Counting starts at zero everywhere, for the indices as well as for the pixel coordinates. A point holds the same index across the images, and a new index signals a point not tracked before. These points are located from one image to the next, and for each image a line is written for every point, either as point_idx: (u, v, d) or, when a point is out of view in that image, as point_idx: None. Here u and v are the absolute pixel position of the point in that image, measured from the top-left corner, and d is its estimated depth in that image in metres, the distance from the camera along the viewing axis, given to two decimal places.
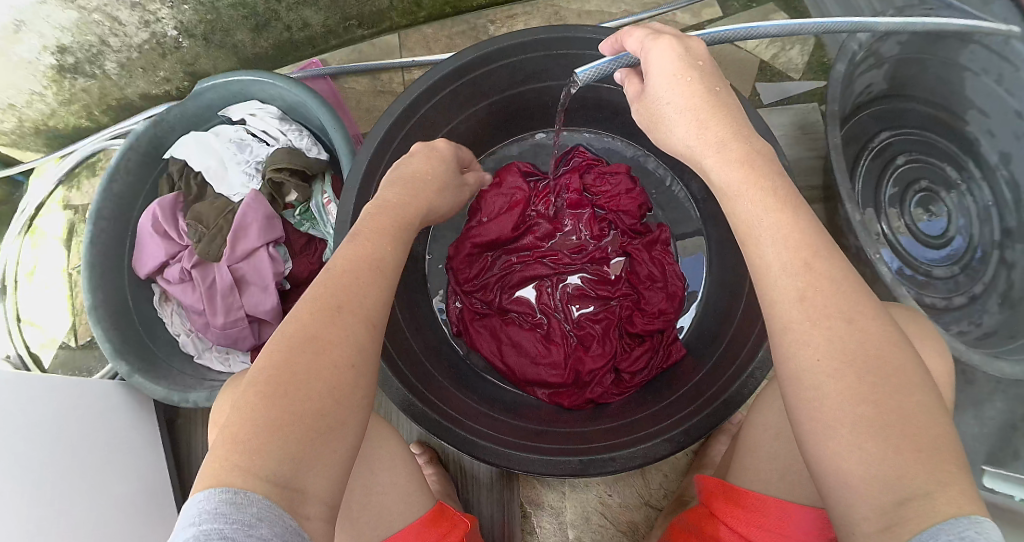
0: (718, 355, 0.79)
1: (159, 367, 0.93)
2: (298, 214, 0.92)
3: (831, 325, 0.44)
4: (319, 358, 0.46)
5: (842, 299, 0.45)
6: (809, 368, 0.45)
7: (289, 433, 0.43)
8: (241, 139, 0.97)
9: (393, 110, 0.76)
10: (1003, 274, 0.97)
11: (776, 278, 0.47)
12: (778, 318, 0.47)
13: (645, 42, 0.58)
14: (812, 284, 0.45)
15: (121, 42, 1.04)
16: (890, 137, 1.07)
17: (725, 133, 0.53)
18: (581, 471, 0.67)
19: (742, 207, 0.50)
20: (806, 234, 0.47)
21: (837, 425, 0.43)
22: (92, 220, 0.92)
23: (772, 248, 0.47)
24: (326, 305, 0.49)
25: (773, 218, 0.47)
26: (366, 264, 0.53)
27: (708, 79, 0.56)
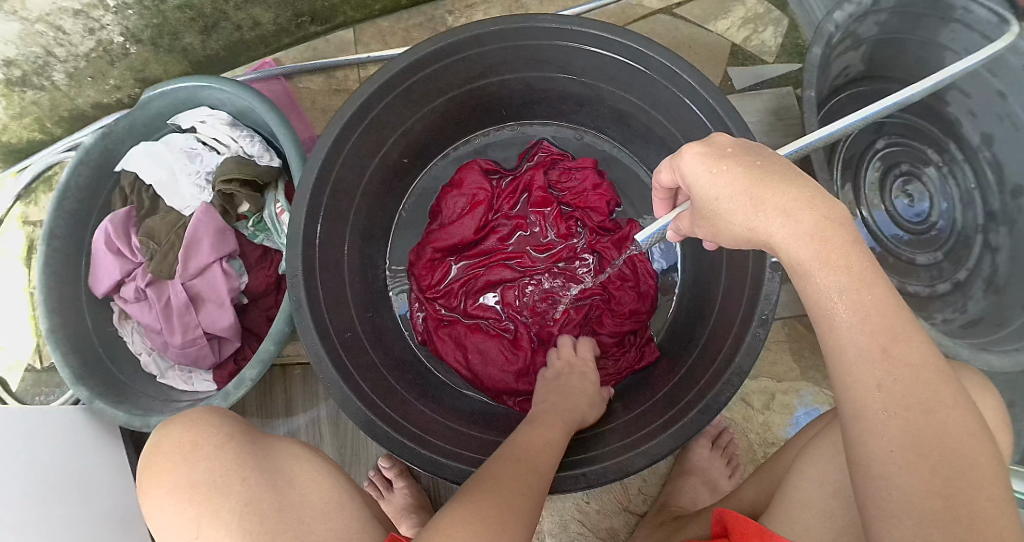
0: (692, 358, 0.76)
1: (121, 390, 0.90)
2: (251, 226, 0.87)
3: (908, 417, 0.45)
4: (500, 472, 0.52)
5: (922, 387, 0.45)
6: (881, 458, 0.45)
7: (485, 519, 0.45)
8: (191, 148, 0.93)
9: (344, 113, 0.72)
10: (987, 259, 0.96)
11: (852, 363, 0.46)
12: (854, 401, 0.47)
13: (672, 164, 0.58)
14: (891, 374, 0.45)
15: (67, 52, 0.99)
16: (871, 120, 1.02)
17: (788, 199, 0.50)
18: (552, 490, 0.65)
19: (812, 271, 0.48)
20: (879, 308, 0.46)
21: (902, 515, 0.43)
22: (46, 240, 0.89)
23: (847, 330, 0.47)
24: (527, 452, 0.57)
25: (847, 295, 0.46)
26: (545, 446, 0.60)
27: (744, 160, 0.53)
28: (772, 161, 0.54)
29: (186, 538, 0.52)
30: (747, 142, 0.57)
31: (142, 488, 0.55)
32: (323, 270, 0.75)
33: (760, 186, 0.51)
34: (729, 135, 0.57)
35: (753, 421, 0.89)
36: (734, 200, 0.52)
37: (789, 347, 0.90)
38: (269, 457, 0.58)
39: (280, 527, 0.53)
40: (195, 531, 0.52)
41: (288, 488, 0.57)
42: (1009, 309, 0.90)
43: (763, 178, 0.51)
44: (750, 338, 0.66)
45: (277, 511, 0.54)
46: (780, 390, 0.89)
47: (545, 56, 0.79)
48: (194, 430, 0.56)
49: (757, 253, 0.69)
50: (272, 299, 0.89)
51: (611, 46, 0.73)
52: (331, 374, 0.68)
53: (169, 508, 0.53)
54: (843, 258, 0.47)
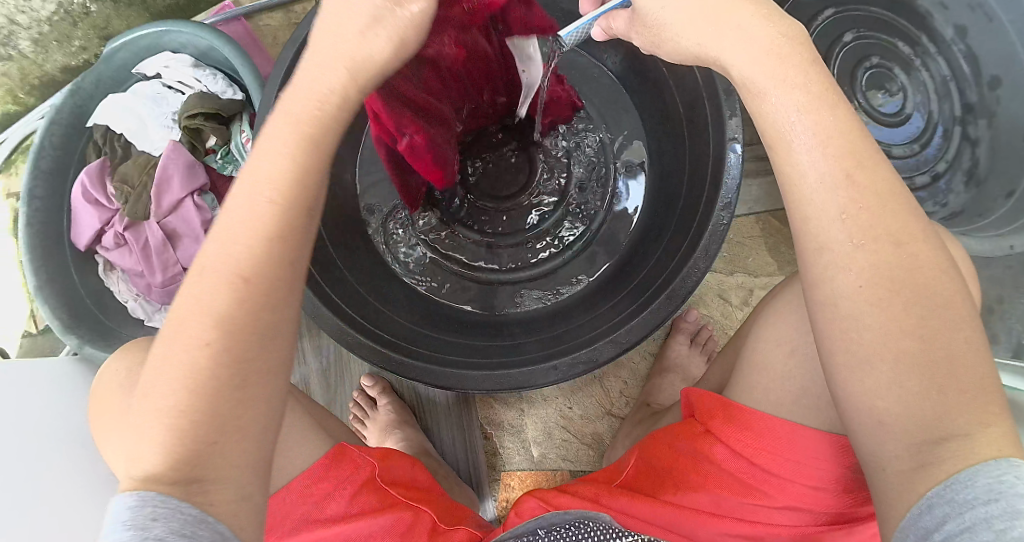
0: (659, 253, 0.76)
1: (114, 338, 0.92)
2: (220, 158, 0.88)
3: (876, 245, 0.46)
4: (176, 333, 0.42)
5: (890, 217, 0.47)
6: (848, 296, 0.47)
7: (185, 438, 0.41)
8: (158, 92, 0.94)
9: (297, 34, 0.72)
10: (967, 152, 0.95)
11: (813, 194, 0.48)
12: (817, 238, 0.48)
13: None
14: (855, 198, 0.47)
15: (29, 18, 1.04)
16: (835, 15, 1.00)
17: (748, 16, 0.49)
18: (525, 383, 0.67)
19: (770, 94, 0.48)
20: (848, 135, 0.47)
21: (876, 354, 0.46)
22: (25, 200, 0.91)
23: (808, 161, 0.47)
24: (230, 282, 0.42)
25: (807, 118, 0.47)
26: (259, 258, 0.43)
27: None
28: None
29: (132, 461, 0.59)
30: None
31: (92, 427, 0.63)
32: None
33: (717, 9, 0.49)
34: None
35: (732, 317, 0.91)
36: (684, 12, 0.51)
37: (764, 243, 0.91)
38: None
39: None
40: None
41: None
42: (992, 198, 0.91)
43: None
44: (714, 221, 0.67)
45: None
46: (757, 285, 0.90)
47: None
48: (126, 361, 0.63)
49: (717, 135, 0.70)
50: None
51: None
52: (303, 287, 0.69)
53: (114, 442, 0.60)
54: (799, 72, 0.47)
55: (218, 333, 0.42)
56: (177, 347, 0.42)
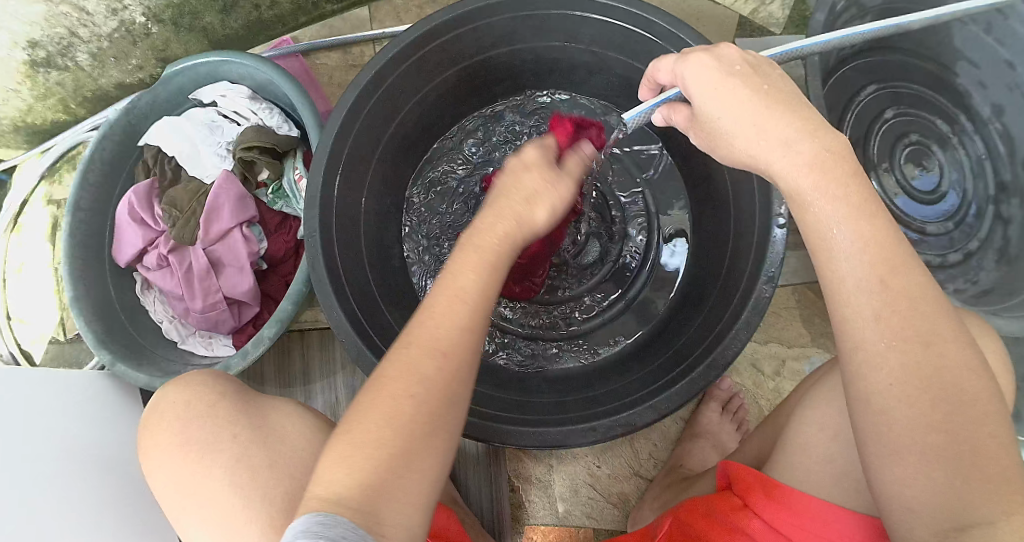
0: (699, 320, 0.77)
1: (145, 354, 0.92)
2: (270, 193, 0.90)
3: (908, 350, 0.47)
4: (380, 396, 0.45)
5: (920, 319, 0.48)
6: (880, 391, 0.48)
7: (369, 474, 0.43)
8: (212, 120, 0.96)
9: (360, 79, 0.74)
10: (998, 230, 0.95)
11: (851, 295, 0.49)
12: (851, 337, 0.49)
13: (677, 67, 0.59)
14: (887, 303, 0.48)
15: (90, 33, 1.04)
16: (876, 92, 1.01)
17: (792, 129, 0.52)
18: (563, 441, 0.66)
19: (812, 203, 0.51)
20: (879, 241, 0.49)
21: (905, 449, 0.47)
22: (70, 212, 0.92)
23: (847, 264, 0.49)
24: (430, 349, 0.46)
25: (849, 227, 0.49)
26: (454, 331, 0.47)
27: (752, 81, 0.55)
28: (793, 110, 0.53)
29: (185, 489, 0.57)
30: (753, 56, 0.58)
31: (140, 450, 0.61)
32: (338, 230, 0.76)
33: (763, 113, 0.53)
34: (735, 49, 0.59)
35: (763, 387, 0.92)
36: (736, 120, 0.54)
37: (799, 314, 0.92)
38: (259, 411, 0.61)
39: (272, 482, 0.57)
40: (194, 483, 0.57)
41: (278, 445, 0.59)
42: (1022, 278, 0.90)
43: (770, 102, 0.53)
44: (756, 294, 0.67)
45: (267, 466, 0.57)
46: (789, 355, 0.91)
47: (554, 26, 0.81)
48: (185, 392, 0.61)
49: (764, 214, 0.70)
50: (290, 265, 0.93)
51: (611, 11, 0.76)
52: (349, 330, 0.69)
53: (168, 461, 0.58)
54: (841, 185, 0.50)
55: (434, 394, 0.45)
56: (400, 402, 0.45)
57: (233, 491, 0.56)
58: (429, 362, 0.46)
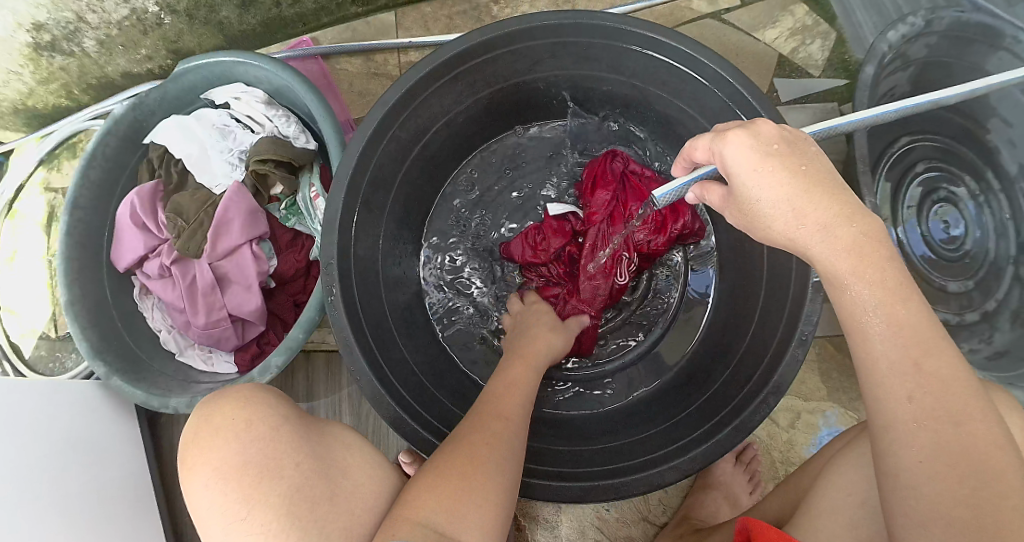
0: (730, 372, 0.74)
1: (140, 367, 0.87)
2: (283, 208, 0.89)
3: (937, 429, 0.42)
4: (460, 447, 0.52)
5: (953, 398, 0.42)
6: (909, 471, 0.42)
7: (458, 485, 0.48)
8: (224, 125, 0.91)
9: (388, 99, 0.70)
10: (1016, 291, 0.88)
11: (884, 376, 0.44)
12: (881, 413, 0.45)
13: (714, 146, 0.50)
14: (921, 385, 0.43)
15: (99, 19, 0.98)
16: (909, 143, 0.97)
17: (829, 214, 0.46)
18: (582, 499, 0.62)
19: (850, 286, 0.45)
20: (918, 328, 0.44)
21: (929, 523, 0.41)
22: (68, 210, 0.87)
23: (882, 346, 0.44)
24: (499, 415, 0.56)
25: (884, 311, 0.44)
26: (516, 394, 0.61)
27: (791, 159, 0.47)
28: None
29: (232, 522, 0.47)
30: (788, 128, 0.50)
31: (183, 460, 0.50)
32: (357, 260, 0.73)
33: (803, 196, 0.47)
34: (770, 120, 0.50)
35: (777, 438, 0.89)
36: (776, 205, 0.47)
37: (818, 368, 0.89)
38: (320, 440, 0.54)
39: (330, 517, 0.49)
40: (251, 505, 0.47)
41: (342, 478, 0.53)
42: None
43: (814, 190, 0.47)
44: (788, 357, 0.64)
45: (327, 499, 0.50)
46: (806, 409, 0.89)
47: (593, 54, 0.78)
48: (249, 407, 0.51)
49: (799, 275, 0.66)
50: (300, 284, 0.90)
51: (662, 48, 0.71)
52: (361, 365, 0.66)
53: (214, 488, 0.48)
54: (877, 269, 0.45)
55: (512, 444, 0.54)
56: (477, 449, 0.51)
57: (287, 525, 0.47)
58: (498, 421, 0.55)
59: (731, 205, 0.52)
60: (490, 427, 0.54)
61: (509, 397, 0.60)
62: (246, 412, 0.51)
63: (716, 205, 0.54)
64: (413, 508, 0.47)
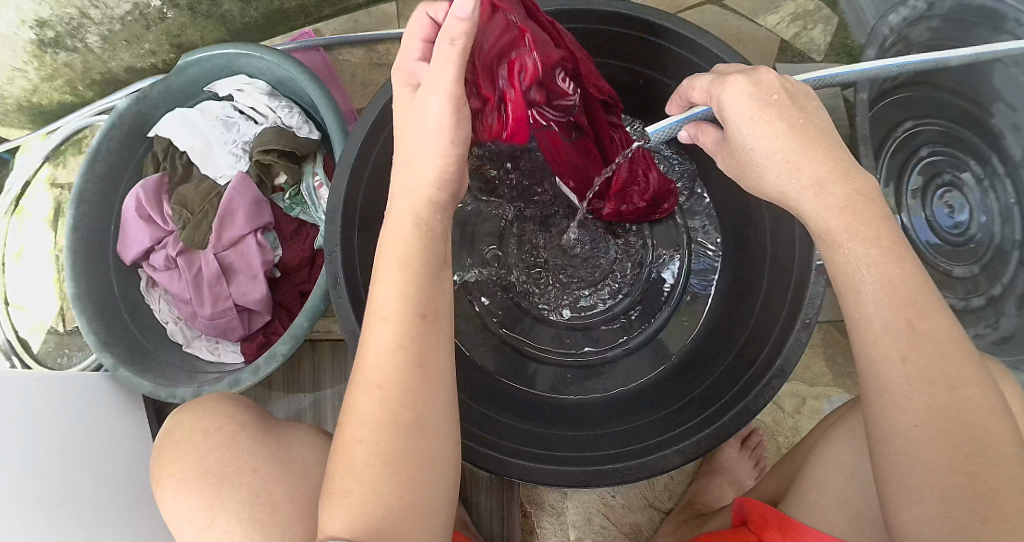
0: (735, 355, 0.74)
1: (148, 359, 0.88)
2: (287, 198, 0.88)
3: (932, 392, 0.42)
4: (362, 425, 0.48)
5: (944, 360, 0.42)
6: (903, 435, 0.43)
7: (370, 473, 0.47)
8: (227, 116, 0.90)
9: (390, 87, 0.70)
10: None
11: (877, 336, 0.43)
12: (876, 376, 0.44)
13: (711, 89, 0.51)
14: (915, 347, 0.42)
15: (102, 15, 0.98)
16: (914, 127, 0.96)
17: (823, 169, 0.45)
18: (587, 483, 0.62)
19: (844, 243, 0.45)
20: (910, 287, 0.43)
21: (924, 492, 0.42)
22: (74, 204, 0.88)
23: (876, 309, 0.44)
24: (385, 377, 0.47)
25: (875, 271, 0.44)
26: (398, 335, 0.48)
27: (791, 110, 0.47)
28: None
29: (200, 529, 0.53)
30: (791, 79, 0.49)
31: (155, 477, 0.57)
32: (362, 249, 0.73)
33: (800, 148, 0.46)
34: (773, 69, 0.49)
35: (782, 424, 0.89)
36: (771, 157, 0.47)
37: (822, 352, 0.90)
38: (280, 441, 0.59)
39: (290, 516, 0.54)
40: (211, 515, 0.53)
41: (303, 477, 0.57)
42: None
43: (813, 139, 0.46)
44: (792, 339, 0.64)
45: (288, 502, 0.54)
46: (811, 394, 0.89)
47: (595, 40, 0.77)
48: (204, 422, 0.58)
49: (804, 256, 0.67)
50: (305, 274, 0.90)
51: (661, 33, 0.72)
52: None
53: (181, 499, 0.54)
54: (870, 227, 0.44)
55: (410, 406, 0.47)
56: (376, 431, 0.47)
57: (246, 528, 0.52)
58: (384, 387, 0.47)
59: (726, 153, 0.53)
60: (378, 399, 0.47)
61: (390, 343, 0.48)
62: (196, 428, 0.57)
63: (708, 149, 0.56)
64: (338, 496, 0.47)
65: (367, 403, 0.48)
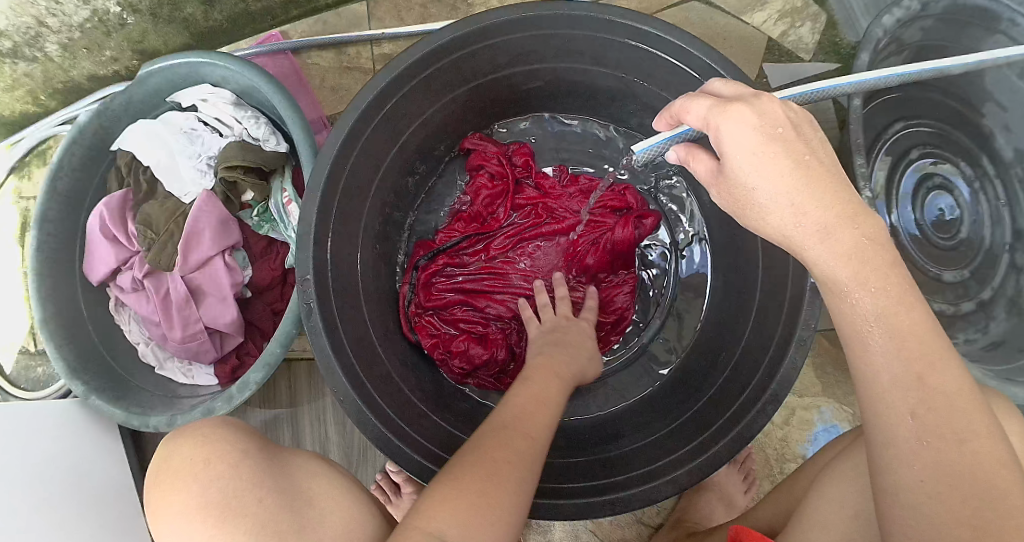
0: (723, 379, 0.72)
1: (117, 383, 0.85)
2: (256, 215, 0.86)
3: (940, 446, 0.39)
4: (480, 458, 0.48)
5: (958, 416, 0.40)
6: (908, 489, 0.40)
7: (460, 502, 0.44)
8: (191, 128, 0.87)
9: (360, 104, 0.66)
10: (1012, 280, 0.86)
11: (885, 390, 0.41)
12: (883, 430, 0.42)
13: (709, 115, 0.46)
14: (925, 402, 0.40)
15: (60, 22, 0.94)
16: (903, 128, 0.92)
17: (829, 214, 0.43)
18: (582, 516, 0.60)
19: (850, 294, 0.43)
20: (922, 338, 0.41)
21: None
22: (36, 224, 0.84)
23: (885, 362, 0.41)
24: (526, 432, 0.51)
25: (886, 319, 0.42)
26: (539, 404, 0.56)
27: (796, 147, 0.44)
28: None
29: None
30: (794, 107, 0.46)
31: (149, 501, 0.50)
32: (336, 274, 0.70)
33: (805, 191, 0.44)
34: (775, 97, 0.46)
35: (771, 435, 0.87)
36: (771, 194, 0.44)
37: (813, 363, 0.88)
38: (283, 470, 0.53)
39: None
40: None
41: (306, 507, 0.51)
42: None
43: (819, 181, 0.44)
44: (786, 362, 0.62)
45: (296, 532, 0.48)
46: (800, 405, 0.87)
47: (578, 46, 0.74)
48: (207, 446, 0.50)
49: (796, 280, 0.64)
50: (277, 293, 0.88)
51: (647, 38, 0.68)
52: (344, 386, 0.64)
53: (179, 527, 0.47)
54: (880, 275, 0.42)
55: (528, 465, 0.49)
56: (496, 463, 0.47)
57: None
58: (522, 439, 0.50)
59: (719, 182, 0.49)
60: (504, 447, 0.49)
61: (537, 412, 0.54)
62: (204, 444, 0.51)
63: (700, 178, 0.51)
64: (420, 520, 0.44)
65: (492, 442, 0.50)
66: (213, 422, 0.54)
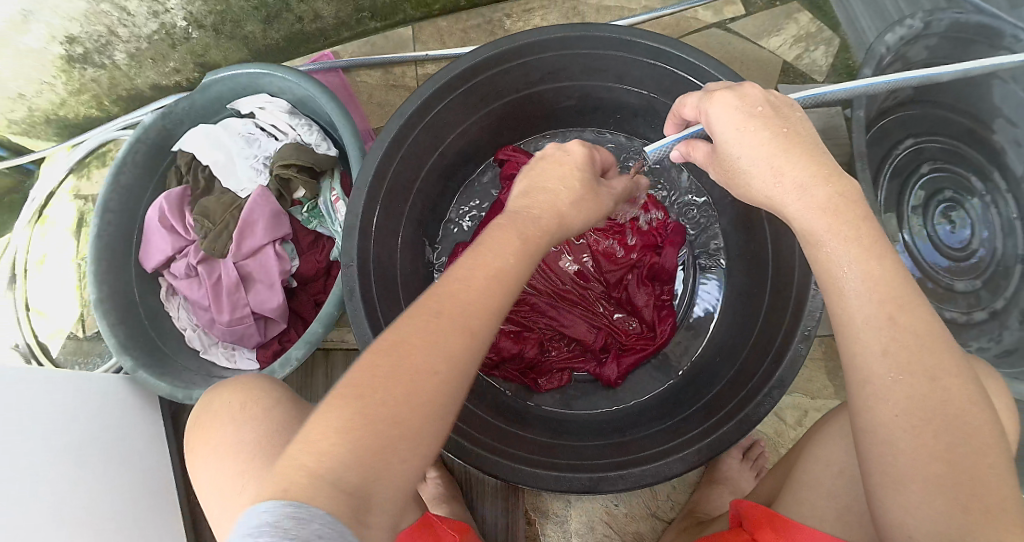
0: (733, 374, 0.76)
1: (163, 362, 0.91)
2: (306, 211, 0.93)
3: (912, 380, 0.43)
4: (397, 363, 0.39)
5: (925, 352, 0.44)
6: (885, 425, 0.44)
7: (365, 428, 0.37)
8: (250, 133, 0.95)
9: (407, 107, 0.73)
10: None
11: (858, 330, 0.45)
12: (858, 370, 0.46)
13: (700, 105, 0.55)
14: (895, 340, 0.44)
15: (130, 33, 1.03)
16: (915, 145, 0.99)
17: (807, 174, 0.49)
18: (591, 489, 0.64)
19: (825, 242, 0.47)
20: (892, 283, 0.45)
21: (905, 481, 0.42)
22: (99, 213, 0.91)
23: (857, 305, 0.45)
24: (454, 319, 0.42)
25: (858, 267, 0.46)
26: (486, 278, 0.45)
27: (779, 122, 0.51)
28: None
29: (226, 498, 0.51)
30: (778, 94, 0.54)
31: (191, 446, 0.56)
32: (377, 262, 0.76)
33: (782, 154, 0.50)
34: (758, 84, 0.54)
35: (784, 435, 0.91)
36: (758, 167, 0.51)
37: (823, 366, 0.92)
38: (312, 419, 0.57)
39: None
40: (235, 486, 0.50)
41: None
42: None
43: (793, 148, 0.50)
44: (791, 351, 0.66)
45: None
46: (812, 407, 0.91)
47: (602, 65, 0.81)
48: (243, 391, 0.56)
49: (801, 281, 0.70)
50: (320, 283, 0.94)
51: (665, 57, 0.75)
52: None
53: (213, 467, 0.53)
54: (851, 228, 0.46)
55: (452, 369, 0.40)
56: (417, 372, 0.39)
57: None
58: (456, 333, 0.41)
59: (714, 161, 0.56)
60: (421, 347, 0.40)
61: (488, 295, 0.44)
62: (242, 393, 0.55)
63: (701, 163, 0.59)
64: (303, 447, 0.36)
65: (406, 343, 0.40)
66: (254, 375, 0.59)
